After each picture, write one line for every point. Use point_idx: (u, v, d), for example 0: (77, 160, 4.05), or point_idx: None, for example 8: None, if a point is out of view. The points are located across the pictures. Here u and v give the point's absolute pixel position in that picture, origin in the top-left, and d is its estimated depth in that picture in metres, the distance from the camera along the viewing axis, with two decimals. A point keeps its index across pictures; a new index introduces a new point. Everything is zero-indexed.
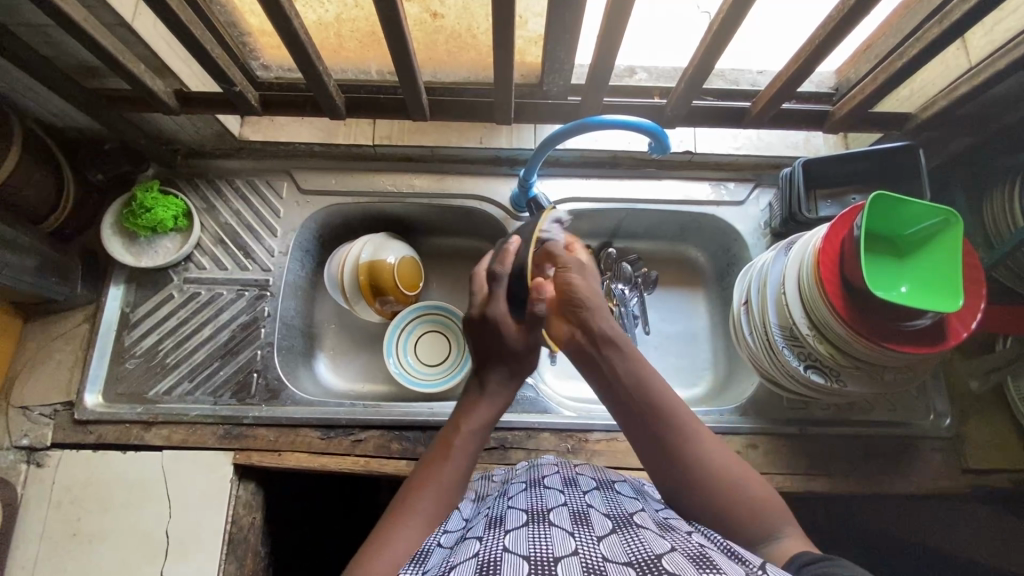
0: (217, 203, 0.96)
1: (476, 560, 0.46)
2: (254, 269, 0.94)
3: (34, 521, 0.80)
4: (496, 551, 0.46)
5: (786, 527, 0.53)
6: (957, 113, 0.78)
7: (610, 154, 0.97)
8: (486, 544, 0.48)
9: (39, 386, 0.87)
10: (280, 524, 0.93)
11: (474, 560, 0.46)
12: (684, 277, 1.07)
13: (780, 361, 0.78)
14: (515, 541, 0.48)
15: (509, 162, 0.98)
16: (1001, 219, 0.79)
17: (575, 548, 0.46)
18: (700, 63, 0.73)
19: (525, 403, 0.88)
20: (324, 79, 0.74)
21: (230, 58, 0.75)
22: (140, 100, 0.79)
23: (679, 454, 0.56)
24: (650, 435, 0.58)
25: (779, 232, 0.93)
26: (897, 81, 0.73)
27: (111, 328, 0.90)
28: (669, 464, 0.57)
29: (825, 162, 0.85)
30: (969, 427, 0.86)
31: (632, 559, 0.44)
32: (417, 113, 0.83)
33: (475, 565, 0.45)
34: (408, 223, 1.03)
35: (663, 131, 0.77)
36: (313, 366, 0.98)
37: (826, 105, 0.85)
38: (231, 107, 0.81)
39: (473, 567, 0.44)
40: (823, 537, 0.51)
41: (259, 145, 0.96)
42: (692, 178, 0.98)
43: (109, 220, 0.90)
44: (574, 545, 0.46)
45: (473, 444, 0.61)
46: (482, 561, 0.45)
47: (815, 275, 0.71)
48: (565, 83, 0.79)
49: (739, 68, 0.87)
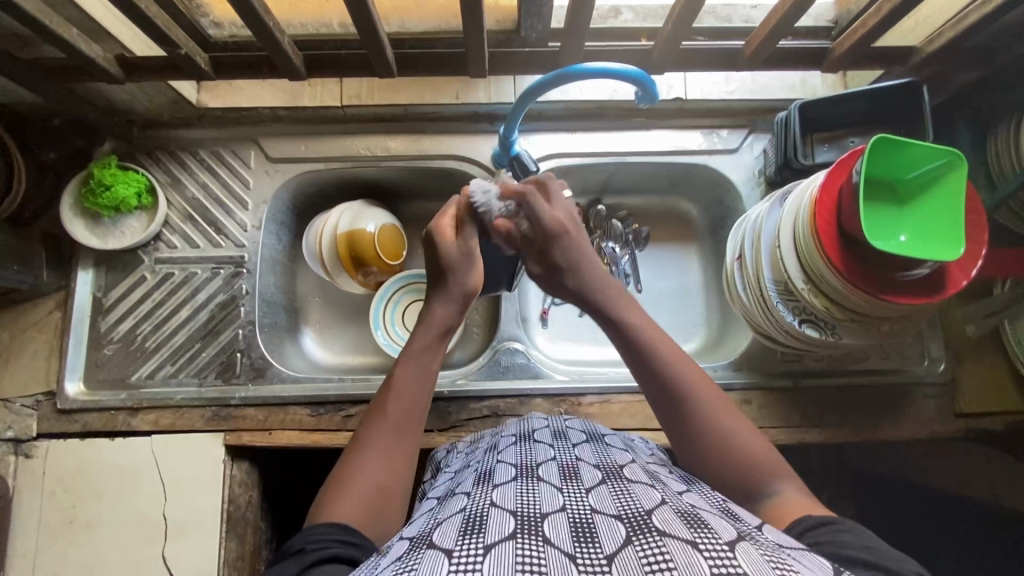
0: (182, 176, 0.91)
1: (463, 516, 0.44)
2: (228, 245, 0.90)
3: (29, 511, 0.80)
4: (483, 507, 0.45)
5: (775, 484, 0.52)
6: (967, 45, 0.72)
7: (596, 104, 0.91)
8: (474, 500, 0.47)
9: (18, 377, 0.85)
10: (277, 498, 0.94)
11: (461, 516, 0.44)
12: (676, 231, 1.04)
13: (774, 316, 0.76)
14: (503, 496, 0.46)
15: (489, 118, 0.92)
16: (1006, 158, 0.75)
17: (562, 504, 0.44)
18: (689, 0, 0.66)
19: (516, 369, 0.87)
20: (277, 36, 0.68)
21: (172, 16, 0.68)
22: (80, 70, 0.73)
23: (678, 403, 0.59)
24: (652, 383, 0.61)
25: (774, 180, 0.89)
26: (904, 10, 0.67)
27: (85, 314, 0.87)
28: (670, 411, 0.60)
29: (821, 103, 0.80)
30: (963, 372, 0.85)
31: (621, 512, 0.42)
32: (384, 70, 0.77)
33: (461, 522, 0.43)
34: (386, 189, 0.98)
35: (651, 78, 0.71)
36: (299, 341, 0.96)
37: (824, 42, 0.79)
38: (182, 72, 0.74)
39: (459, 523, 0.43)
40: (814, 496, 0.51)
41: (221, 112, 0.90)
42: (683, 127, 0.93)
43: (68, 200, 0.84)
44: (562, 501, 0.45)
45: (421, 371, 0.64)
46: (468, 517, 0.43)
47: (811, 227, 0.68)
48: (544, 27, 0.73)
49: (731, 3, 0.80)
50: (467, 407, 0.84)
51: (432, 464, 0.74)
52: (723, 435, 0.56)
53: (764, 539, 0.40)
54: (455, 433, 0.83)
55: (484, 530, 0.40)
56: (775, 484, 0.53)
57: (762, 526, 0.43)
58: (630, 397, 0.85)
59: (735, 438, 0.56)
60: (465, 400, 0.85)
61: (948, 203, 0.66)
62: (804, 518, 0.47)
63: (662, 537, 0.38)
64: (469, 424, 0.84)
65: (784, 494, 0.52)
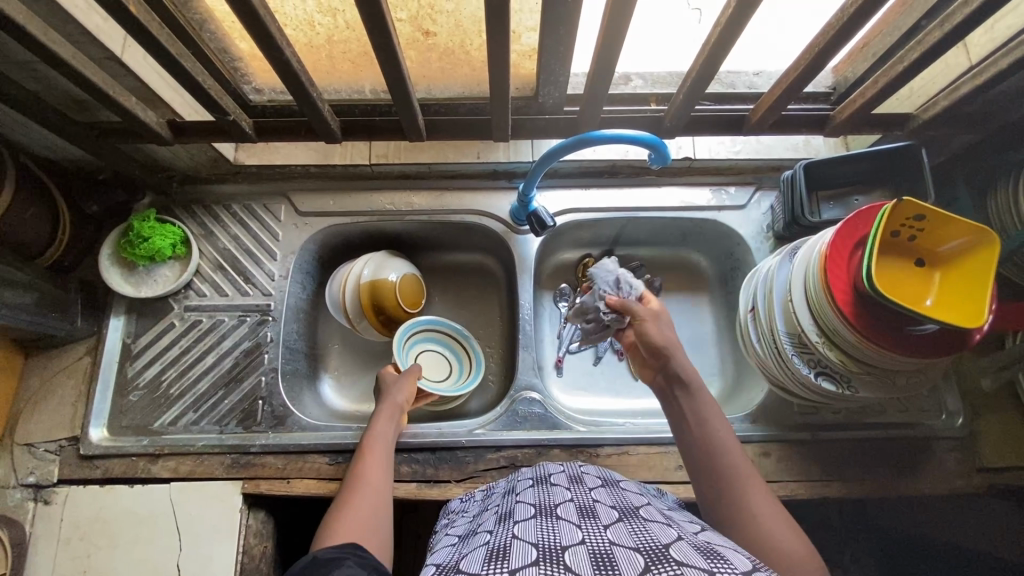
0: (215, 228, 0.95)
1: (486, 548, 0.45)
2: (255, 294, 0.93)
3: (44, 559, 0.80)
4: (505, 540, 0.46)
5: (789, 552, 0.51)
6: (961, 112, 0.76)
7: (609, 163, 0.96)
8: (496, 535, 0.48)
9: (44, 422, 0.86)
10: (290, 549, 0.93)
11: (484, 548, 0.46)
12: (687, 282, 1.06)
13: (790, 369, 0.78)
14: (525, 530, 0.47)
15: (507, 175, 0.97)
16: (1006, 216, 0.78)
17: (582, 538, 0.45)
18: (700, 73, 0.72)
19: (534, 419, 0.88)
20: (317, 104, 0.73)
21: (220, 84, 0.73)
22: (132, 132, 0.78)
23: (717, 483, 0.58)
24: (710, 471, 0.59)
25: (784, 235, 0.92)
26: (897, 85, 0.72)
27: (113, 360, 0.90)
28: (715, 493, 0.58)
29: (826, 163, 0.84)
30: (982, 426, 0.85)
31: (640, 545, 0.43)
32: (414, 133, 0.83)
33: (485, 552, 0.44)
34: (407, 240, 1.02)
35: (663, 142, 0.76)
36: (317, 389, 0.97)
37: (825, 107, 0.84)
38: (225, 134, 0.80)
39: (483, 553, 0.44)
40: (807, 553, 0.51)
41: (255, 169, 0.96)
42: (693, 184, 0.97)
43: (106, 251, 0.88)
44: (582, 535, 0.45)
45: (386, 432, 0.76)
46: (491, 549, 0.45)
47: (822, 283, 0.70)
48: (560, 94, 0.78)
49: (735, 70, 0.86)
50: (485, 458, 0.84)
51: (445, 513, 0.73)
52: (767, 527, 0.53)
53: None
54: (472, 483, 0.83)
55: (508, 558, 0.42)
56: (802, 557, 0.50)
57: None
58: (649, 449, 0.85)
59: (767, 523, 0.53)
60: (482, 449, 0.85)
61: (972, 284, 0.67)
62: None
63: (680, 565, 0.39)
64: (487, 475, 0.84)
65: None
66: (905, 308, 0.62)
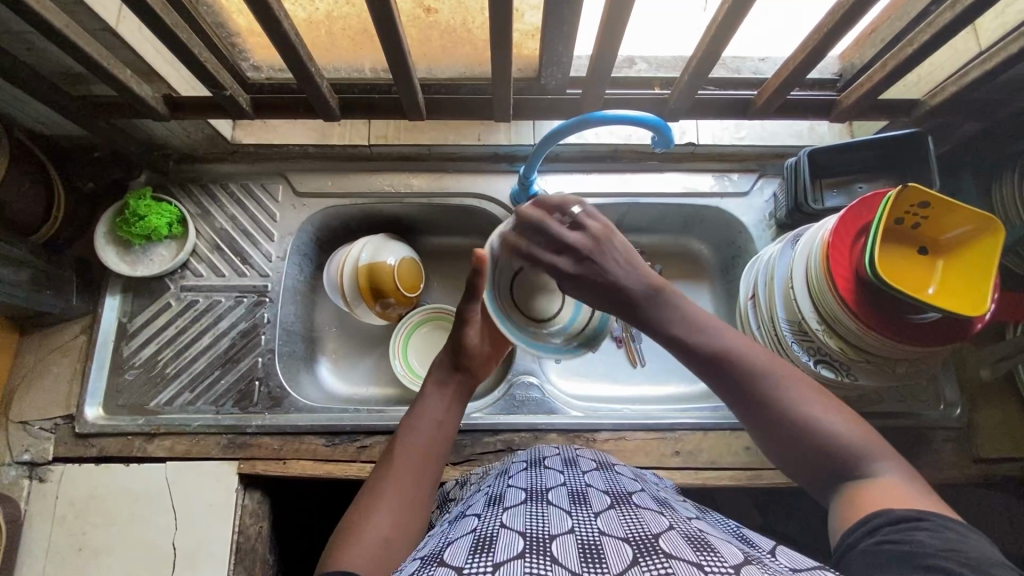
0: (212, 208, 0.94)
1: (473, 535, 0.45)
2: (252, 275, 0.93)
3: (39, 536, 0.80)
4: (493, 527, 0.46)
5: (862, 470, 0.49)
6: (969, 99, 0.75)
7: (612, 147, 0.95)
8: (484, 521, 0.48)
9: (39, 399, 0.86)
10: (286, 529, 0.93)
11: (471, 536, 0.45)
12: (688, 270, 1.06)
13: (789, 356, 0.77)
14: (512, 517, 0.47)
15: (508, 159, 0.97)
16: (1011, 204, 0.78)
17: (571, 527, 0.45)
18: (705, 56, 0.70)
19: (531, 404, 0.88)
20: (316, 80, 0.72)
21: (217, 58, 0.72)
22: (127, 107, 0.77)
23: (750, 389, 0.54)
24: (729, 381, 0.56)
25: (785, 223, 0.91)
26: (905, 71, 0.71)
27: (109, 339, 0.89)
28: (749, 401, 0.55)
29: (829, 150, 0.84)
30: (980, 417, 0.85)
31: (629, 535, 0.43)
32: (414, 113, 0.82)
33: (471, 541, 0.44)
34: (406, 223, 1.01)
35: (667, 124, 0.75)
36: (314, 371, 0.97)
37: (830, 93, 0.83)
38: (222, 110, 0.79)
39: (469, 542, 0.44)
40: (889, 475, 0.48)
41: (253, 148, 0.94)
42: (695, 170, 0.96)
43: (101, 229, 0.88)
44: (570, 524, 0.45)
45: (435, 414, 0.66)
46: (478, 537, 0.44)
47: (823, 268, 0.69)
48: (564, 76, 0.77)
49: (741, 55, 0.85)
50: (482, 441, 0.84)
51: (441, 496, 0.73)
52: (814, 419, 0.52)
53: (771, 564, 0.41)
54: (469, 467, 0.83)
55: (494, 549, 0.41)
56: (874, 466, 0.49)
57: (772, 554, 0.43)
58: (646, 434, 0.85)
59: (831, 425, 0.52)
60: (479, 433, 0.85)
61: (974, 272, 0.67)
62: (880, 512, 0.45)
63: (669, 559, 0.39)
64: (483, 458, 0.83)
65: (883, 477, 0.48)
66: (907, 295, 0.62)
